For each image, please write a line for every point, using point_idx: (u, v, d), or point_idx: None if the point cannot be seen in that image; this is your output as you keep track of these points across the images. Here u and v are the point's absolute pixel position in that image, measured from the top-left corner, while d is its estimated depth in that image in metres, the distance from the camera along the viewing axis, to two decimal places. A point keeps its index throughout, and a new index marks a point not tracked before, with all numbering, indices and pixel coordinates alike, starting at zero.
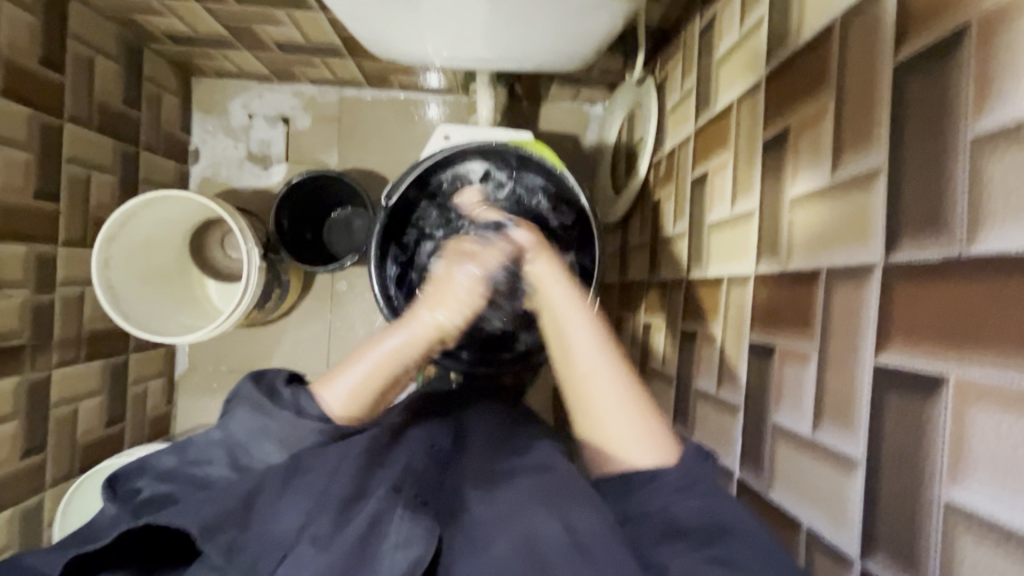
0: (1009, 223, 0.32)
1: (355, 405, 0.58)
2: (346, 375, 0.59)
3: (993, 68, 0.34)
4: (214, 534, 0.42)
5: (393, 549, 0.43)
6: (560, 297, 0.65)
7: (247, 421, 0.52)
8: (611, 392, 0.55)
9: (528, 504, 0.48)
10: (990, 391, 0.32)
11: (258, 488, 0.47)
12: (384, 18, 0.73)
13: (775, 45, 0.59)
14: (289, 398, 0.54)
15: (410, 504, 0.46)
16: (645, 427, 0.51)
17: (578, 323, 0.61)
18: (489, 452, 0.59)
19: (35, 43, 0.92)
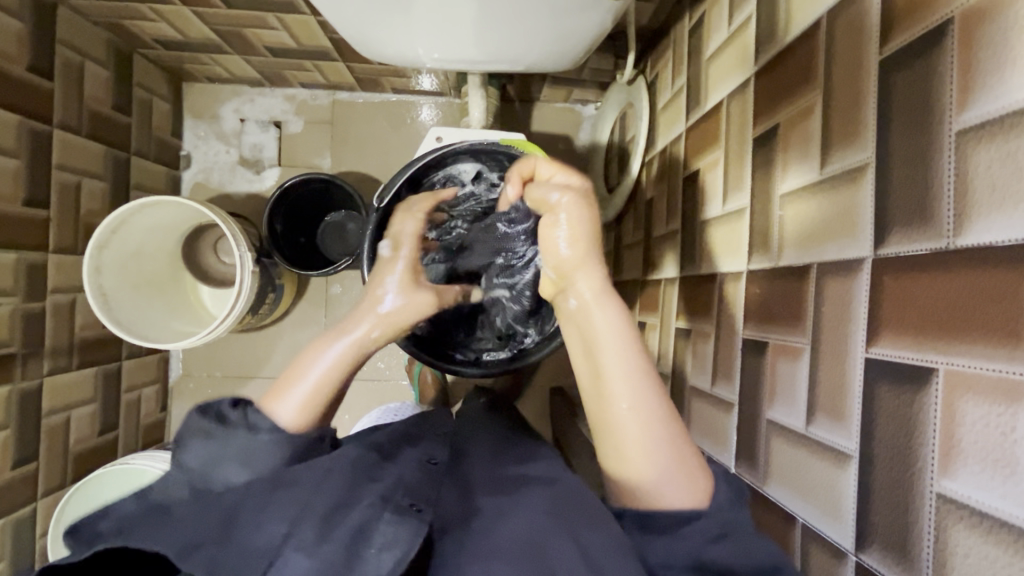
0: (994, 215, 0.32)
1: (310, 412, 0.56)
2: (294, 390, 0.56)
3: (976, 61, 0.34)
4: (192, 554, 0.41)
5: (379, 551, 0.43)
6: (607, 334, 0.53)
7: (206, 449, 0.51)
8: (656, 449, 0.48)
9: (534, 521, 0.48)
10: (979, 382, 0.32)
11: (239, 506, 0.46)
12: (375, 20, 0.73)
13: (763, 43, 0.60)
14: (238, 418, 0.53)
15: (398, 508, 0.46)
16: (687, 463, 0.48)
17: (618, 362, 0.52)
18: (489, 467, 0.59)
19: (24, 49, 0.91)
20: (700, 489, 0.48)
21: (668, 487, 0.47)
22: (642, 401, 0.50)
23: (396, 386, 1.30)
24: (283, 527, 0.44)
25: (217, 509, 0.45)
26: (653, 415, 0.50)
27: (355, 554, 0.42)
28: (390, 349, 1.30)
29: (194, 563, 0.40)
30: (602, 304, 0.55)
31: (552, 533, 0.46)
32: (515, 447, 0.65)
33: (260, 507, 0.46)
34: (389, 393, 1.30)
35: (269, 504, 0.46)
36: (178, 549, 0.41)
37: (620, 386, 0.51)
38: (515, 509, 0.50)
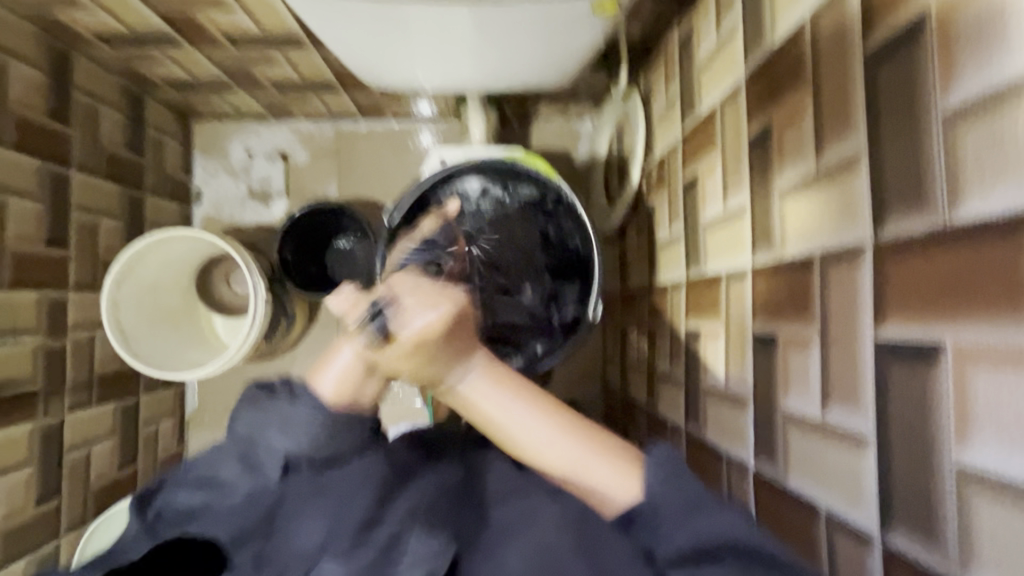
0: (986, 188, 0.33)
1: (346, 391, 0.55)
2: (336, 364, 0.55)
3: (953, 49, 0.36)
4: (243, 544, 0.48)
5: (410, 561, 0.45)
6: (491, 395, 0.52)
7: (251, 418, 0.54)
8: (562, 441, 0.50)
9: (552, 526, 0.46)
10: (985, 352, 0.33)
11: (281, 501, 0.51)
12: (376, 49, 0.76)
13: (751, 47, 0.62)
14: (284, 390, 0.56)
15: (427, 525, 0.47)
16: (611, 460, 0.49)
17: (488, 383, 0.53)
18: (503, 470, 0.58)
19: (42, 97, 0.95)
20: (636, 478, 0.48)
21: (602, 478, 0.49)
22: (519, 418, 0.51)
23: (410, 407, 1.31)
24: (319, 533, 0.48)
25: (262, 503, 0.51)
26: (538, 419, 0.51)
27: (384, 564, 0.44)
28: None
29: (244, 552, 0.47)
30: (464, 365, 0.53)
31: (563, 533, 0.45)
32: None
33: (301, 506, 0.51)
34: (404, 414, 1.30)
35: (306, 509, 0.50)
36: (230, 538, 0.48)
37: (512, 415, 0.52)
38: (530, 512, 0.49)
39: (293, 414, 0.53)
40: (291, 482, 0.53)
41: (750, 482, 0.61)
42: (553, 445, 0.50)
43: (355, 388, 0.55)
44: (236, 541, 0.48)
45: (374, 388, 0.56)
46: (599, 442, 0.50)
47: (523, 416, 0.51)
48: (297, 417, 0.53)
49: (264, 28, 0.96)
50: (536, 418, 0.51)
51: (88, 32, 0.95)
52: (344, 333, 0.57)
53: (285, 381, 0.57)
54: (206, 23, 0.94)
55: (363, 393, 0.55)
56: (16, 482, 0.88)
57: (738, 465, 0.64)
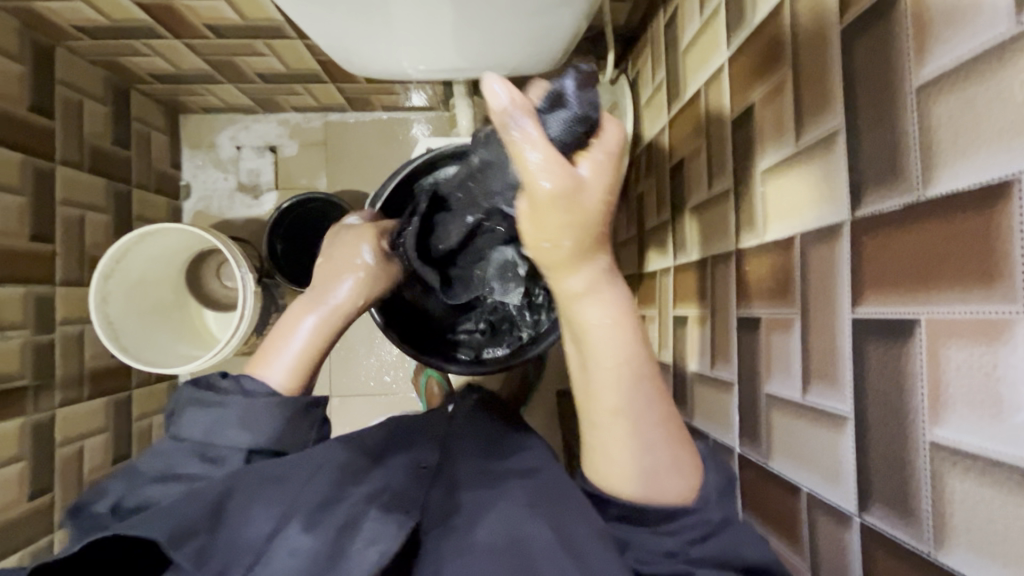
0: (958, 161, 0.33)
1: (297, 377, 0.62)
2: (280, 354, 0.62)
3: (928, 18, 0.35)
4: (185, 542, 0.42)
5: (364, 546, 0.45)
6: (605, 341, 0.48)
7: (200, 415, 0.55)
8: (649, 428, 0.49)
9: (527, 513, 0.48)
10: (959, 325, 0.33)
11: (231, 490, 0.47)
12: (357, 36, 0.75)
13: (733, 27, 0.61)
14: (228, 385, 0.58)
15: (384, 505, 0.49)
16: (681, 460, 0.50)
17: (605, 324, 0.48)
18: (478, 462, 0.58)
19: (24, 91, 0.94)
20: (685, 480, 0.50)
21: (665, 482, 0.50)
22: (610, 378, 0.49)
23: (404, 399, 1.31)
24: (271, 524, 0.46)
25: (212, 491, 0.46)
26: (641, 401, 0.49)
27: (339, 548, 0.45)
28: (395, 363, 1.31)
29: (186, 550, 0.42)
30: (592, 292, 0.48)
31: (529, 521, 0.47)
32: (506, 440, 0.63)
33: (251, 496, 0.47)
34: (398, 406, 1.30)
35: (259, 497, 0.47)
36: (169, 536, 0.42)
37: (607, 376, 0.49)
38: (496, 502, 0.51)
39: (247, 408, 0.55)
40: (241, 473, 0.49)
41: (736, 465, 0.61)
42: (637, 426, 0.49)
43: (302, 373, 0.62)
44: (174, 540, 0.42)
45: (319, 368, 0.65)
46: (677, 449, 0.50)
47: (626, 389, 0.49)
48: (256, 410, 0.56)
49: (247, 18, 0.95)
50: (633, 395, 0.49)
51: (68, 24, 0.94)
52: (287, 323, 0.65)
53: (225, 376, 0.59)
54: (187, 14, 0.93)
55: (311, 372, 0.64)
56: (7, 478, 0.88)
57: (724, 449, 0.64)
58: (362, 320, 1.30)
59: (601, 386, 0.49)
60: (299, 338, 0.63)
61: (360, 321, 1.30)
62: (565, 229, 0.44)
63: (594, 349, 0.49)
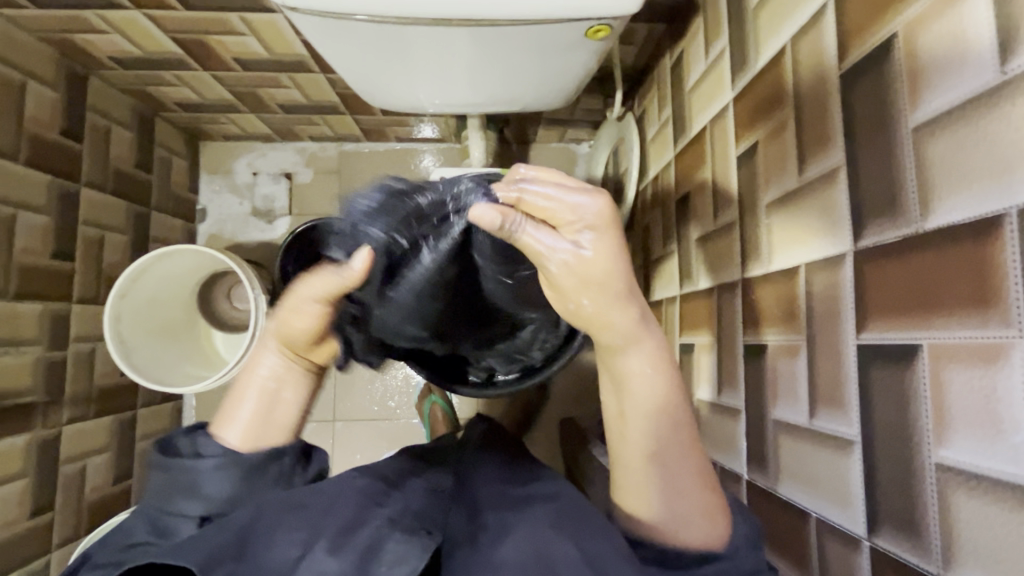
0: (951, 197, 0.35)
1: (254, 434, 0.55)
2: (239, 412, 0.55)
3: (920, 67, 0.38)
4: (216, 568, 0.43)
5: (388, 567, 0.45)
6: (642, 382, 0.46)
7: (161, 482, 0.51)
8: (674, 476, 0.47)
9: (554, 536, 0.47)
10: (958, 351, 0.34)
11: (254, 521, 0.48)
12: (380, 71, 0.79)
13: (738, 68, 0.65)
14: (186, 445, 0.53)
15: (407, 528, 0.48)
16: (708, 502, 0.47)
17: (636, 351, 0.45)
18: (495, 488, 0.59)
19: (57, 116, 0.99)
20: (715, 527, 0.47)
21: (687, 526, 0.47)
22: (646, 407, 0.46)
23: (407, 424, 1.30)
24: (297, 548, 0.46)
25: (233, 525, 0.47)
26: (666, 433, 0.47)
27: (367, 568, 0.44)
28: (400, 388, 1.31)
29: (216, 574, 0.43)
30: (631, 347, 0.45)
31: (559, 543, 0.46)
32: (519, 469, 0.64)
33: (276, 522, 0.48)
34: (401, 431, 1.30)
35: (282, 524, 0.48)
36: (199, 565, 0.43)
37: (642, 427, 0.47)
38: (518, 522, 0.50)
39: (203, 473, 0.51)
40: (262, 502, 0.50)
41: (744, 493, 0.61)
42: (674, 467, 0.47)
43: (260, 434, 0.55)
44: (206, 566, 0.43)
45: (283, 419, 0.57)
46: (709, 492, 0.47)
47: (654, 425, 0.47)
48: (208, 476, 0.51)
49: (274, 53, 1.00)
50: (673, 435, 0.47)
51: (104, 54, 0.99)
52: (243, 373, 0.57)
53: (183, 434, 0.54)
54: (217, 48, 0.98)
55: (273, 429, 0.56)
56: (10, 494, 0.88)
57: (732, 476, 0.64)
58: None
59: (633, 421, 0.47)
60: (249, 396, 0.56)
61: None
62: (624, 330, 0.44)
63: (629, 400, 0.47)
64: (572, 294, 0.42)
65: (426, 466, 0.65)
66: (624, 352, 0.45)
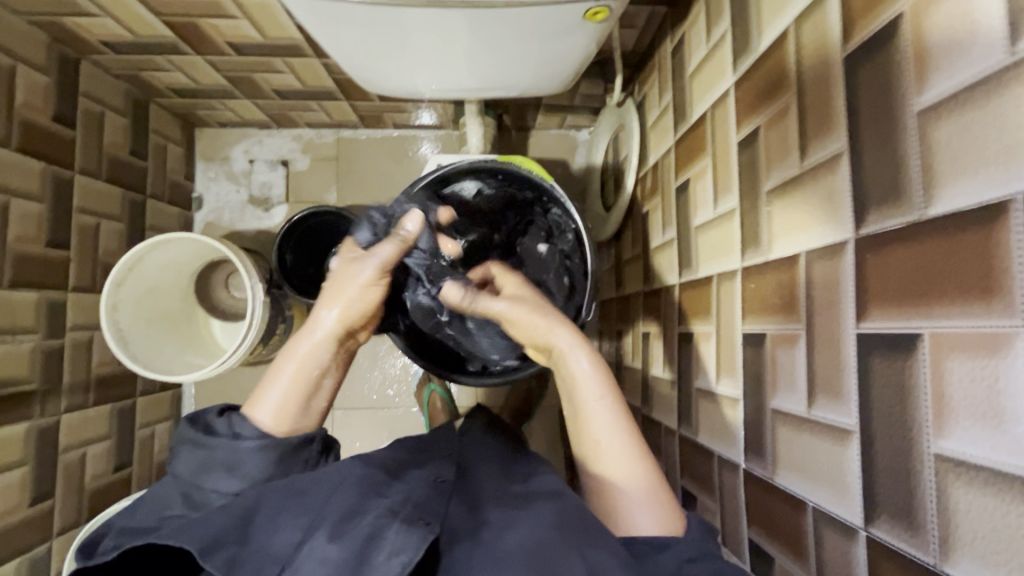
0: (956, 182, 0.35)
1: (288, 417, 0.60)
2: (270, 393, 0.60)
3: (926, 48, 0.37)
4: (216, 551, 0.45)
5: (388, 557, 0.44)
6: (582, 374, 0.61)
7: (192, 459, 0.55)
8: (621, 462, 0.56)
9: (548, 531, 0.47)
10: (960, 340, 0.34)
11: (257, 504, 0.49)
12: (375, 55, 0.78)
13: (739, 52, 0.64)
14: (223, 427, 0.57)
15: (407, 518, 0.47)
16: (657, 494, 0.54)
17: (580, 358, 0.62)
18: (496, 484, 0.59)
19: (49, 103, 0.97)
20: (667, 519, 0.53)
21: (641, 516, 0.53)
22: (600, 408, 0.59)
23: (406, 412, 1.31)
24: (298, 534, 0.47)
25: (237, 507, 0.49)
26: (615, 427, 0.58)
27: (365, 558, 0.44)
28: (399, 377, 1.31)
29: (216, 559, 0.44)
30: (573, 353, 0.63)
31: (554, 537, 0.47)
32: (520, 468, 0.64)
33: (277, 508, 0.49)
34: (400, 420, 1.31)
35: (284, 511, 0.49)
36: (200, 545, 0.44)
37: (600, 420, 0.59)
38: (519, 520, 0.50)
39: (238, 452, 0.55)
40: (266, 487, 0.51)
41: (741, 482, 0.61)
42: (621, 449, 0.57)
43: (294, 416, 0.60)
44: (207, 549, 0.44)
45: (318, 405, 0.62)
46: (656, 495, 0.54)
47: (607, 417, 0.59)
48: (240, 457, 0.55)
49: (268, 37, 0.98)
50: (615, 429, 0.58)
51: (95, 39, 0.98)
52: (282, 357, 0.63)
53: (218, 416, 0.58)
54: (210, 32, 0.96)
55: (306, 415, 0.61)
56: (10, 481, 0.88)
57: (729, 466, 0.64)
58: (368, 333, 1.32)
59: (591, 417, 0.59)
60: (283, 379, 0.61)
61: None
62: (547, 329, 0.64)
63: (580, 391, 0.61)
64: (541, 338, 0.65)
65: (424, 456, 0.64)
66: (572, 355, 0.62)
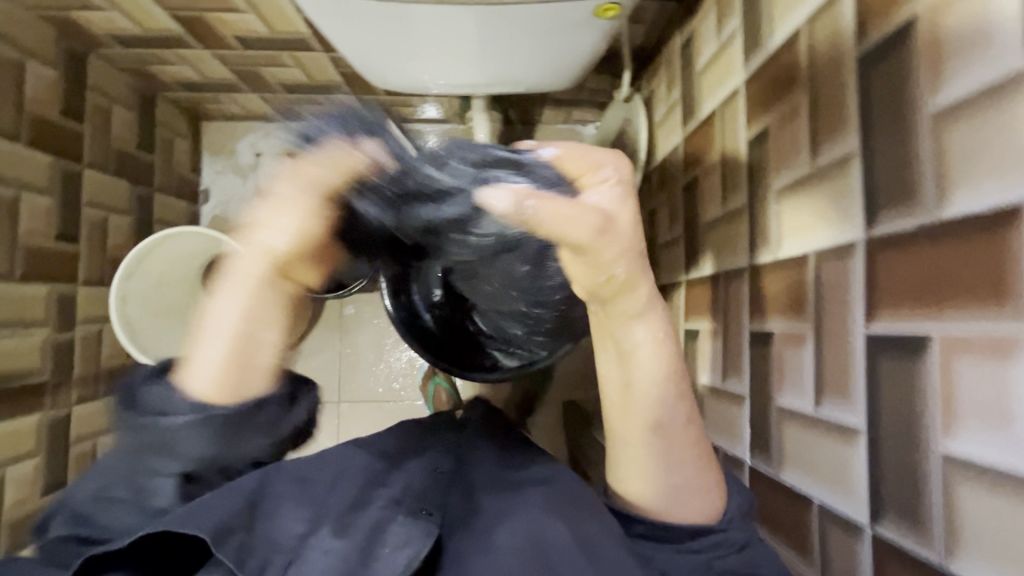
0: (969, 185, 0.35)
1: (228, 386, 0.48)
2: (201, 359, 0.47)
3: (942, 51, 0.37)
4: (226, 538, 0.44)
5: (393, 550, 0.47)
6: (648, 355, 0.48)
7: (133, 441, 0.46)
8: (673, 449, 0.49)
9: (544, 519, 0.50)
10: (970, 343, 0.34)
11: (260, 494, 0.49)
12: (384, 51, 0.78)
13: (750, 50, 0.64)
14: (149, 400, 0.47)
15: (409, 510, 0.50)
16: (707, 478, 0.49)
17: (642, 331, 0.47)
18: (490, 468, 0.60)
19: (57, 97, 0.98)
20: (711, 498, 0.49)
21: (691, 499, 0.49)
22: (651, 388, 0.48)
23: (412, 406, 1.32)
24: (302, 525, 0.48)
25: (241, 492, 0.47)
26: (670, 410, 0.48)
27: (370, 552, 0.46)
28: (404, 370, 1.32)
29: (227, 547, 0.43)
30: (643, 316, 0.47)
31: (551, 523, 0.49)
32: (512, 446, 0.65)
33: (280, 500, 0.50)
34: (406, 413, 1.32)
35: (287, 500, 0.50)
36: (212, 531, 0.43)
37: (648, 403, 0.48)
38: (514, 508, 0.52)
39: (177, 436, 0.46)
40: (267, 474, 0.51)
41: (746, 479, 0.62)
42: (674, 439, 0.49)
43: (238, 386, 0.48)
44: (218, 535, 0.43)
45: (263, 364, 0.49)
46: (706, 468, 0.49)
47: (664, 403, 0.48)
48: (178, 436, 0.46)
49: (275, 31, 0.98)
50: (673, 417, 0.49)
51: (102, 32, 0.98)
52: (201, 314, 0.49)
53: (147, 384, 0.48)
54: (217, 26, 0.96)
55: (251, 377, 0.49)
56: (23, 472, 0.90)
57: (735, 462, 0.65)
58: (374, 327, 1.32)
59: (641, 401, 0.48)
60: (214, 344, 0.47)
61: (371, 328, 1.32)
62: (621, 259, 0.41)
63: (632, 371, 0.48)
64: (606, 266, 0.41)
65: (427, 439, 0.65)
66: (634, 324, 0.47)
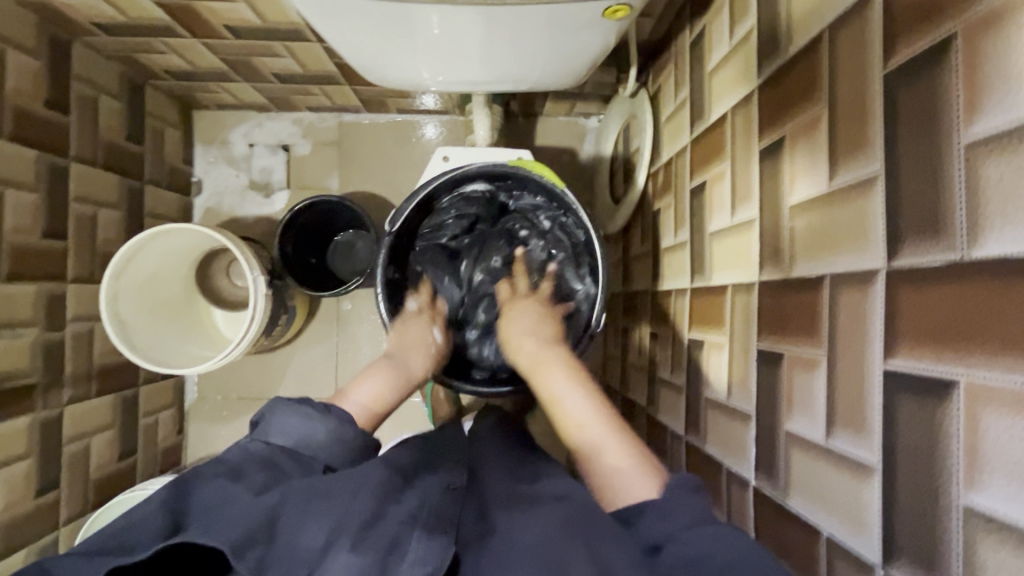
0: (1007, 226, 0.32)
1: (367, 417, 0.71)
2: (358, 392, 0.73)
3: (981, 76, 0.34)
4: (246, 550, 0.43)
5: (411, 565, 0.44)
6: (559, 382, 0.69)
7: (293, 428, 0.62)
8: (602, 435, 0.60)
9: (562, 534, 0.46)
10: (998, 395, 0.32)
11: (280, 508, 0.48)
12: (380, 48, 0.74)
13: (765, 54, 0.61)
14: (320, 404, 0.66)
15: (426, 527, 0.48)
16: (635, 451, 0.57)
17: (558, 375, 0.70)
18: (505, 486, 0.58)
19: (40, 88, 0.94)
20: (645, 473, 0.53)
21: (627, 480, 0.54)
22: (576, 403, 0.65)
23: (409, 404, 1.31)
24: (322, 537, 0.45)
25: (263, 507, 0.47)
26: (588, 412, 0.64)
27: (388, 565, 0.43)
28: None
29: (246, 559, 0.43)
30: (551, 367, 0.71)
31: (566, 545, 0.44)
32: (528, 466, 0.65)
33: (301, 512, 0.47)
34: (403, 411, 1.31)
35: (308, 511, 0.47)
36: (230, 544, 0.43)
37: (568, 414, 0.65)
38: (528, 521, 0.49)
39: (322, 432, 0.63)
40: (286, 491, 0.50)
41: (750, 499, 0.61)
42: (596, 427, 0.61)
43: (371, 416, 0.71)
44: (237, 548, 0.43)
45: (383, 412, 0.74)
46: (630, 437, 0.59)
47: (581, 403, 0.65)
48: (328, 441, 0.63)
49: (267, 21, 0.94)
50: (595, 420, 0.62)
51: (86, 20, 0.94)
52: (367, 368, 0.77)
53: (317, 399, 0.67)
54: (207, 15, 0.92)
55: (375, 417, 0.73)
56: (16, 474, 0.89)
57: (738, 480, 0.64)
58: None
59: (566, 413, 0.65)
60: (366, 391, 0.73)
61: None
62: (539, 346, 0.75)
63: (552, 395, 0.68)
64: None
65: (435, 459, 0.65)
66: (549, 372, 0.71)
